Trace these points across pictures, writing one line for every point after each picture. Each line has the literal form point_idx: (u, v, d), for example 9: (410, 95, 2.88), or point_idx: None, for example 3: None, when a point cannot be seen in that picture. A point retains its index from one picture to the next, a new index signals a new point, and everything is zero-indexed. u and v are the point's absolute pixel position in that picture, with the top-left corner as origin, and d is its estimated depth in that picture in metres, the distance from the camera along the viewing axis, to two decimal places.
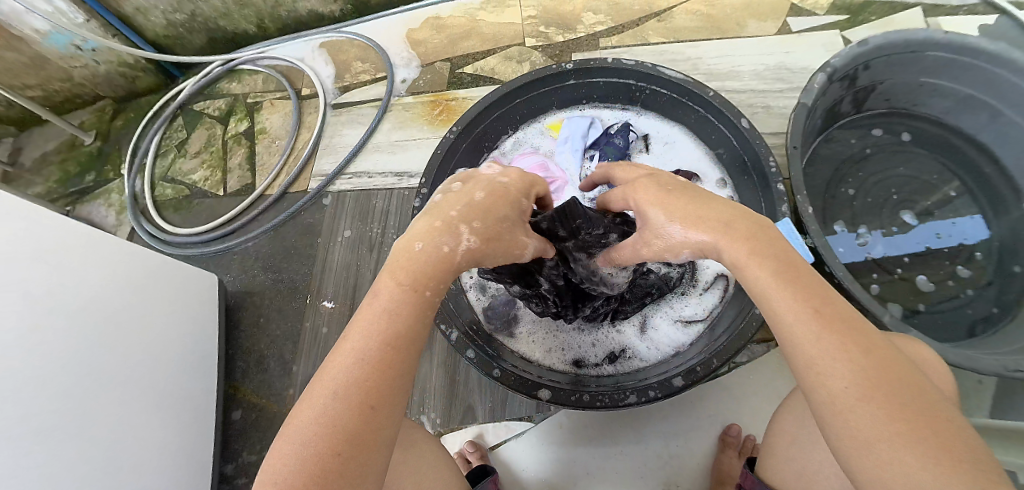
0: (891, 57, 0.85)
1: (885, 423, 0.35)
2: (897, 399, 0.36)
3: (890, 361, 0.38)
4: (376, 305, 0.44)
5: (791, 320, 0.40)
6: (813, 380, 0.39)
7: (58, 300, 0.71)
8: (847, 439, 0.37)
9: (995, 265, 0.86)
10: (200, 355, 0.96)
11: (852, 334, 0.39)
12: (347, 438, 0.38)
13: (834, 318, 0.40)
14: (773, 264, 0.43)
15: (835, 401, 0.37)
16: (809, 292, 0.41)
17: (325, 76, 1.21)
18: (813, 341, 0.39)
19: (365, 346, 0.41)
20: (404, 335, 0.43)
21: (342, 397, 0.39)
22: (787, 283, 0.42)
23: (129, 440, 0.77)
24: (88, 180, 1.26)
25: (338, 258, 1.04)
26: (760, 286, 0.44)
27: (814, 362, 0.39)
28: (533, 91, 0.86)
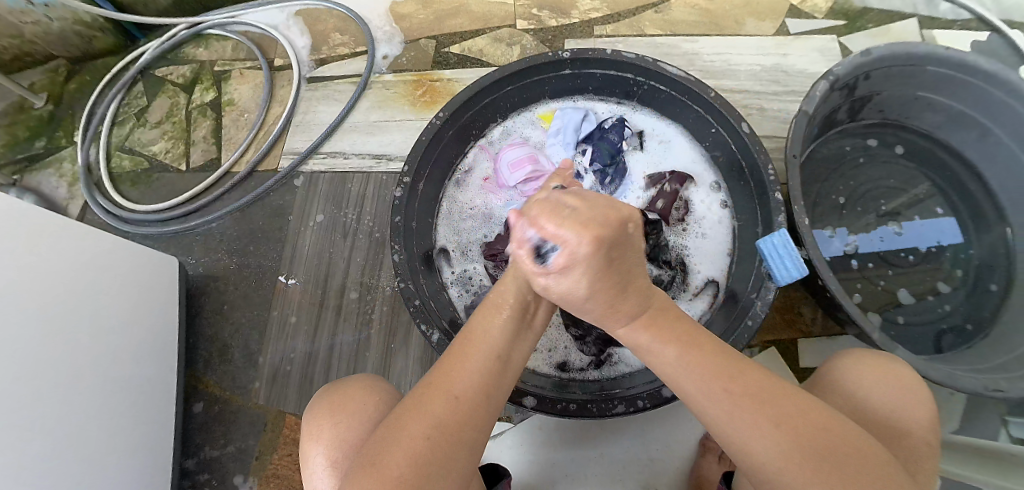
0: (892, 68, 0.84)
1: (766, 431, 0.43)
2: (779, 414, 0.44)
3: (801, 408, 0.44)
4: (489, 326, 0.50)
5: (670, 364, 0.49)
6: (702, 411, 0.47)
7: (8, 283, 0.64)
8: (749, 451, 0.44)
9: (972, 282, 0.88)
10: (162, 344, 0.90)
11: (762, 395, 0.45)
12: (454, 432, 0.43)
13: (744, 385, 0.46)
14: (660, 301, 0.52)
15: (731, 427, 0.44)
16: (682, 334, 0.50)
17: (301, 47, 1.13)
18: (730, 414, 0.45)
19: (487, 369, 0.47)
20: (507, 355, 0.49)
21: (458, 407, 0.44)
22: (697, 362, 0.48)
23: (83, 442, 0.71)
24: (37, 147, 1.15)
25: (311, 244, 0.99)
26: (670, 371, 0.49)
27: (700, 395, 0.46)
28: (525, 78, 0.81)
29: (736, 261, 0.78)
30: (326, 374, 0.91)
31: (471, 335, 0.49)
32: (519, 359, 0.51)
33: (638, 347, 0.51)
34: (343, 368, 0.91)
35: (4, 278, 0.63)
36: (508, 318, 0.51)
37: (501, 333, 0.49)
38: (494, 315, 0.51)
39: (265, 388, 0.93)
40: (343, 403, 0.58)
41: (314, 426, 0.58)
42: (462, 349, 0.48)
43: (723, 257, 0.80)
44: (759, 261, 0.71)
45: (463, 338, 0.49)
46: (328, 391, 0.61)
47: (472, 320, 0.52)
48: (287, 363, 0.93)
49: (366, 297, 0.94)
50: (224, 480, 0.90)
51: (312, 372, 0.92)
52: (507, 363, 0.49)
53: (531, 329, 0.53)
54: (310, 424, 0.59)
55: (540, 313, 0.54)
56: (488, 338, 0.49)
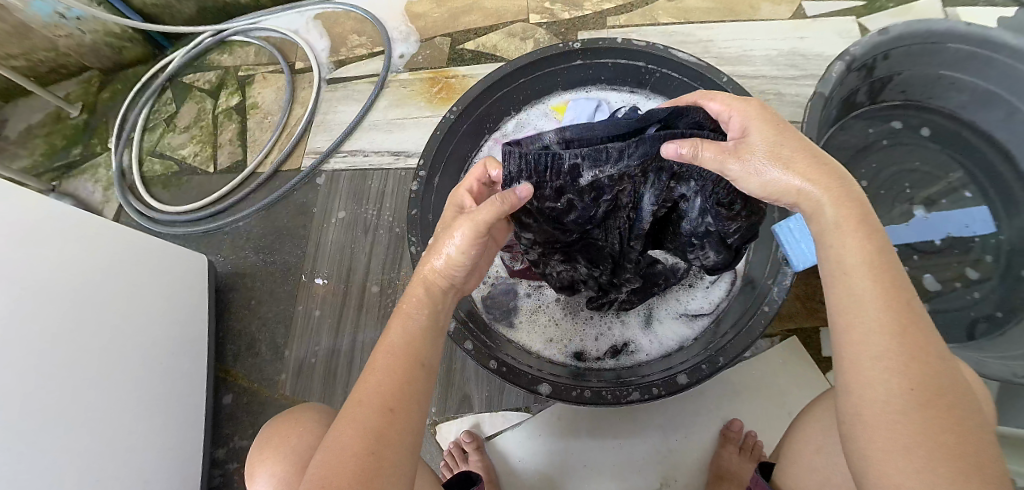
0: (911, 47, 0.83)
1: (915, 428, 0.37)
2: (944, 413, 0.37)
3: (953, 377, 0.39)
4: (403, 334, 0.49)
5: (874, 310, 0.41)
6: (856, 379, 0.40)
7: (40, 284, 0.67)
8: (878, 435, 0.38)
9: (1003, 268, 0.85)
10: (194, 340, 0.94)
11: (926, 340, 0.40)
12: (378, 438, 0.42)
13: (915, 318, 0.41)
14: (877, 244, 0.43)
15: (873, 359, 0.40)
16: (894, 283, 0.42)
17: (320, 49, 1.16)
18: (890, 336, 0.40)
19: (405, 373, 0.46)
20: (427, 360, 0.49)
21: (384, 417, 0.43)
22: (870, 274, 0.42)
23: (116, 432, 0.75)
24: (74, 154, 1.21)
25: (333, 240, 1.01)
26: (848, 266, 0.43)
27: (888, 355, 0.39)
28: (538, 70, 0.82)
29: (753, 247, 0.77)
30: (350, 367, 0.94)
31: (389, 344, 0.49)
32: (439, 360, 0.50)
33: (834, 285, 0.44)
34: (365, 360, 0.94)
35: (36, 278, 0.67)
36: (422, 324, 0.51)
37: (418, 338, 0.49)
38: (406, 322, 0.50)
39: (290, 380, 0.96)
40: (276, 441, 0.61)
41: (258, 460, 0.61)
42: (380, 356, 0.47)
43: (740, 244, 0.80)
44: (775, 247, 0.70)
45: (379, 349, 0.48)
46: (270, 428, 0.64)
47: (391, 327, 0.51)
48: (312, 355, 0.96)
49: (387, 290, 0.97)
50: None
51: (335, 364, 0.94)
52: (425, 366, 0.48)
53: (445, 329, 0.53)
54: (251, 463, 0.62)
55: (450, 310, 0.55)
56: (404, 347, 0.48)
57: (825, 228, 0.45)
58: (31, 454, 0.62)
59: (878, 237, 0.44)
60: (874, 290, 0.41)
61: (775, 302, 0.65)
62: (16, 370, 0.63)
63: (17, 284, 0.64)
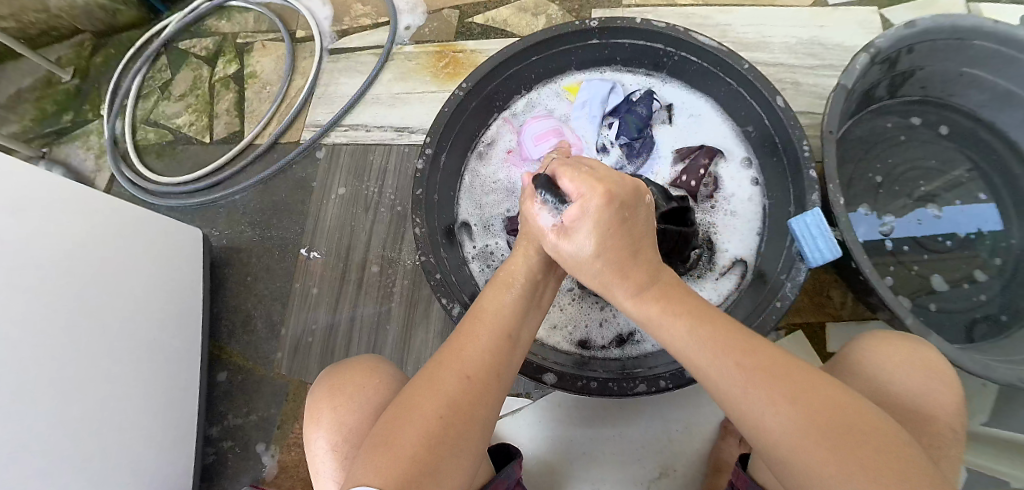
0: (937, 41, 0.80)
1: (799, 425, 0.39)
2: (820, 420, 0.39)
3: (811, 380, 0.42)
4: (499, 304, 0.50)
5: (692, 349, 0.45)
6: (739, 416, 0.42)
7: (32, 254, 0.65)
8: (775, 450, 0.40)
9: (1011, 272, 0.83)
10: (188, 315, 0.92)
11: (769, 361, 0.43)
12: (458, 407, 0.42)
13: (750, 347, 0.44)
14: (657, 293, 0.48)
15: (736, 400, 0.42)
16: (702, 317, 0.46)
17: (323, 18, 1.12)
18: (733, 373, 0.43)
19: (497, 346, 0.47)
20: (517, 333, 0.49)
21: (470, 387, 0.44)
22: (690, 325, 0.46)
23: (107, 409, 0.73)
24: (65, 121, 1.17)
25: (332, 217, 0.99)
26: (668, 337, 0.47)
27: (740, 395, 0.42)
28: (552, 48, 0.79)
29: (766, 239, 0.76)
30: (347, 347, 0.92)
31: (484, 313, 0.50)
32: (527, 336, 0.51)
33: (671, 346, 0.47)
34: (362, 341, 0.92)
35: (29, 247, 0.64)
36: (517, 297, 0.51)
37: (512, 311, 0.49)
38: (502, 293, 0.51)
39: (286, 359, 0.94)
40: (348, 391, 0.58)
41: (318, 405, 0.59)
42: (473, 324, 0.48)
43: (753, 235, 0.78)
44: (791, 240, 0.68)
45: (472, 316, 0.50)
46: (332, 371, 0.62)
47: (482, 298, 0.52)
48: (308, 335, 0.94)
49: (386, 271, 0.94)
50: (247, 448, 0.93)
51: (332, 345, 0.93)
52: (515, 341, 0.49)
53: (536, 308, 0.53)
54: (312, 406, 0.60)
55: (548, 291, 0.56)
56: (498, 318, 0.49)
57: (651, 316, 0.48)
58: (20, 428, 0.61)
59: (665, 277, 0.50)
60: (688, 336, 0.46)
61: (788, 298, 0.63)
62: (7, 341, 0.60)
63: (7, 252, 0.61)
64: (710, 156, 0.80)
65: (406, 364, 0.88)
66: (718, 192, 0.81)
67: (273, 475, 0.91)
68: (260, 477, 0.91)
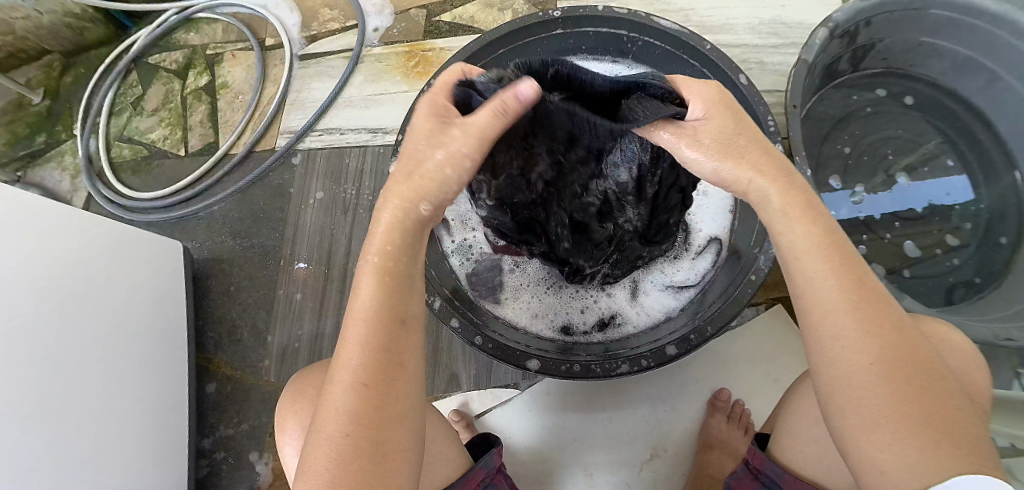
0: (895, 13, 0.82)
1: (889, 402, 0.38)
2: (911, 381, 0.38)
3: (912, 343, 0.40)
4: (370, 293, 0.44)
5: (826, 288, 0.41)
6: (829, 356, 0.41)
7: (14, 277, 0.65)
8: (851, 413, 0.40)
9: (982, 236, 0.86)
10: (173, 328, 0.92)
11: (881, 310, 0.40)
12: (362, 422, 0.41)
13: (869, 292, 0.41)
14: (820, 227, 0.43)
15: (836, 339, 0.40)
16: (847, 262, 0.42)
17: (291, 25, 1.12)
18: (841, 313, 0.40)
19: (376, 342, 0.42)
20: (399, 314, 0.44)
21: (365, 394, 0.41)
22: (819, 256, 0.42)
23: (98, 426, 0.73)
24: (39, 142, 1.16)
25: (312, 222, 0.99)
26: (795, 250, 0.43)
27: (841, 337, 0.40)
28: (519, 40, 0.80)
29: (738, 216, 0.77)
30: (334, 350, 0.92)
31: (353, 310, 0.44)
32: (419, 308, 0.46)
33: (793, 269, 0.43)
34: None
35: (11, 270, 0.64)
36: (388, 276, 0.44)
37: (385, 297, 0.43)
38: (372, 282, 0.44)
39: (274, 366, 0.95)
40: (306, 396, 0.59)
41: (285, 414, 0.60)
42: (348, 326, 0.43)
43: (725, 213, 0.79)
44: None
45: (346, 320, 0.44)
46: (301, 378, 0.62)
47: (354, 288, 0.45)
48: (295, 340, 0.95)
49: None
50: (240, 457, 0.93)
51: (320, 348, 0.93)
52: (403, 322, 0.44)
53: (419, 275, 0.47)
54: (280, 415, 0.61)
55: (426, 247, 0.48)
56: (372, 308, 0.43)
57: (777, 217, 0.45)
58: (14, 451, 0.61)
59: (819, 218, 0.44)
60: (823, 267, 0.42)
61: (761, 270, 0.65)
62: None
63: None
64: None
65: None
66: None
67: (269, 482, 0.91)
68: (255, 485, 0.91)
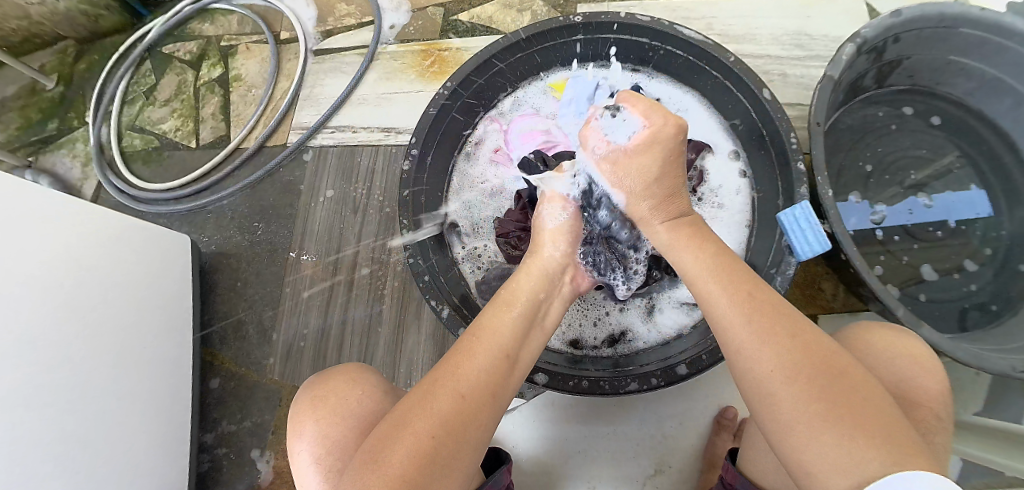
0: (924, 30, 0.80)
1: (804, 400, 0.39)
2: (824, 382, 0.40)
3: (821, 346, 0.42)
4: (501, 322, 0.50)
5: (725, 307, 0.46)
6: (742, 363, 0.44)
7: (24, 271, 0.64)
8: (777, 416, 0.40)
9: (1000, 262, 0.84)
10: (179, 322, 0.92)
11: (774, 313, 0.45)
12: (448, 430, 0.41)
13: (759, 299, 0.46)
14: (708, 251, 0.52)
15: (739, 340, 0.44)
16: (736, 281, 0.48)
17: (306, 19, 1.11)
18: (741, 323, 0.45)
19: (496, 366, 0.46)
20: (515, 354, 0.49)
21: (463, 405, 0.42)
22: (714, 279, 0.49)
23: (103, 420, 0.73)
24: (51, 129, 1.15)
25: (321, 219, 0.98)
26: (697, 271, 0.51)
27: (747, 343, 0.43)
28: (538, 45, 0.78)
29: (755, 233, 0.76)
30: (339, 350, 0.91)
31: (479, 331, 0.49)
32: (526, 361, 0.50)
33: (709, 308, 0.48)
34: (354, 343, 0.91)
35: (21, 264, 0.64)
36: (518, 316, 0.51)
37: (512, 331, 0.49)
38: (504, 313, 0.52)
39: (279, 364, 0.94)
40: (332, 401, 0.57)
41: (302, 416, 0.59)
42: (472, 342, 0.47)
43: (741, 228, 0.78)
44: (779, 234, 0.69)
45: (469, 335, 0.49)
46: (318, 381, 0.61)
47: (483, 318, 0.51)
48: (301, 338, 0.94)
49: (376, 273, 0.94)
50: (242, 454, 0.92)
51: (325, 347, 0.92)
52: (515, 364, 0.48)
53: (536, 327, 0.53)
54: (297, 415, 0.59)
55: (550, 311, 0.57)
56: (498, 335, 0.49)
57: (676, 241, 0.54)
58: (19, 446, 0.61)
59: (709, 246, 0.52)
60: (720, 291, 0.47)
61: (778, 293, 0.64)
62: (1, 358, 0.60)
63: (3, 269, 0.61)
64: (698, 151, 0.79)
65: (400, 366, 0.88)
66: (704, 186, 0.80)
67: (270, 480, 0.90)
68: (256, 483, 0.90)
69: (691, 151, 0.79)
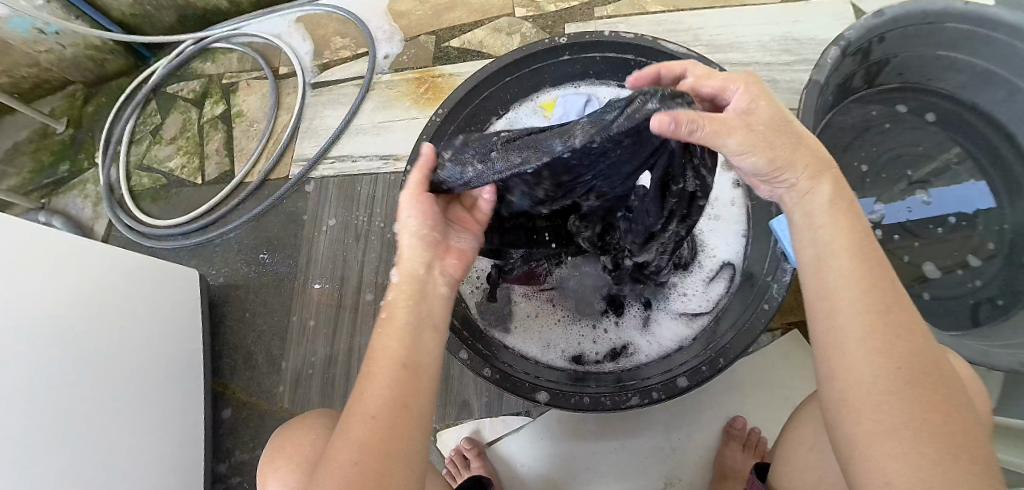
0: (908, 28, 0.81)
1: (903, 405, 0.36)
2: (929, 390, 0.36)
3: (926, 351, 0.39)
4: (385, 339, 0.46)
5: (846, 315, 0.40)
6: (844, 355, 0.39)
7: (38, 315, 0.66)
8: (862, 416, 0.37)
9: (1005, 256, 0.83)
10: (189, 355, 0.93)
11: (894, 311, 0.40)
12: (371, 452, 0.40)
13: (885, 291, 0.41)
14: (848, 228, 0.44)
15: (852, 332, 0.39)
16: (871, 264, 0.42)
17: (304, 53, 1.14)
18: (857, 312, 0.40)
19: (394, 379, 0.43)
20: (413, 360, 0.45)
21: (377, 427, 0.41)
22: (845, 253, 0.43)
23: (119, 455, 0.74)
24: (62, 171, 1.19)
25: (325, 247, 1.00)
26: (830, 238, 0.44)
27: (846, 333, 0.40)
28: (526, 68, 0.81)
29: (751, 241, 0.76)
30: (347, 376, 0.93)
31: (373, 353, 0.46)
32: (431, 359, 0.46)
33: (828, 279, 0.42)
34: (362, 368, 0.92)
35: (38, 305, 0.66)
36: (404, 325, 0.47)
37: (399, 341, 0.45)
38: (390, 328, 0.47)
39: (288, 392, 0.95)
40: (291, 450, 0.59)
41: (268, 471, 0.61)
42: (368, 364, 0.45)
43: (737, 238, 0.78)
44: (774, 240, 0.69)
45: (368, 361, 0.46)
46: (280, 434, 0.63)
47: (372, 343, 0.47)
48: (309, 366, 0.95)
49: (381, 297, 0.95)
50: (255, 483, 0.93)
51: (333, 374, 0.93)
52: (411, 367, 0.45)
53: (430, 325, 0.48)
54: (263, 473, 0.62)
55: (439, 302, 0.50)
56: (388, 351, 0.45)
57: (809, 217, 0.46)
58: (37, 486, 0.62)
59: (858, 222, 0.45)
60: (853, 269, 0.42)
61: (775, 299, 0.64)
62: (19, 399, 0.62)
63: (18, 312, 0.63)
64: None
65: None
66: None
67: None
68: None
69: None
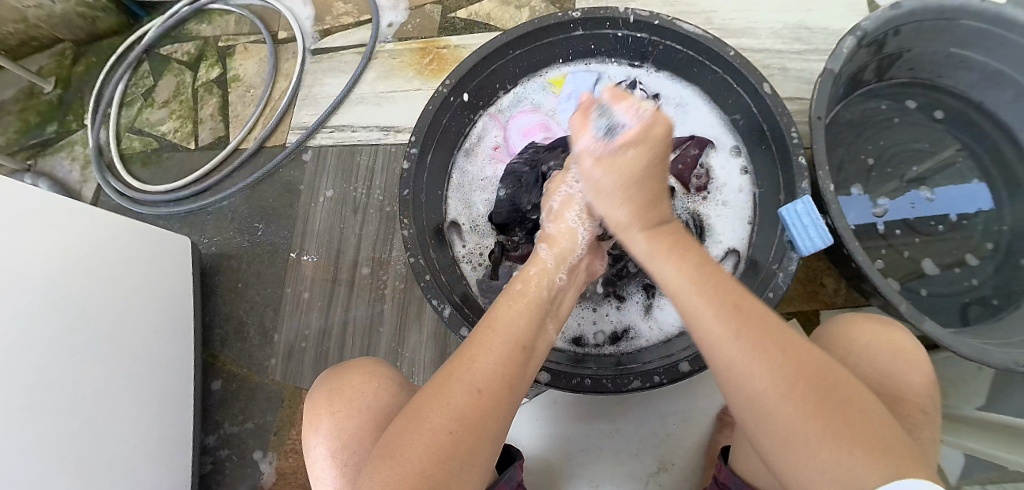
0: (923, 23, 0.79)
1: (801, 418, 0.38)
2: (815, 398, 0.39)
3: (811, 357, 0.41)
4: (513, 315, 0.50)
5: (709, 321, 0.44)
6: (735, 377, 0.42)
7: (34, 276, 0.65)
8: (771, 431, 0.40)
9: (1002, 256, 0.83)
10: (181, 325, 0.91)
11: (767, 329, 0.43)
12: (467, 419, 0.42)
13: (749, 313, 0.44)
14: (691, 264, 0.50)
15: (730, 357, 0.42)
16: (726, 295, 0.46)
17: (304, 18, 1.10)
18: (730, 339, 0.43)
19: (511, 357, 0.46)
20: (530, 345, 0.49)
21: (482, 400, 0.43)
22: (697, 289, 0.47)
23: (108, 422, 0.73)
24: (49, 132, 1.15)
25: (322, 219, 0.98)
26: (678, 283, 0.49)
27: (732, 357, 0.42)
28: (535, 42, 0.78)
29: (757, 228, 0.76)
30: (340, 351, 0.91)
31: (493, 324, 0.49)
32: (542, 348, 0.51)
33: (694, 323, 0.46)
34: (356, 343, 0.91)
35: (34, 266, 0.65)
36: (531, 305, 0.52)
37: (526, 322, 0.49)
38: (517, 305, 0.52)
39: (280, 365, 0.94)
40: (347, 395, 0.57)
41: (318, 411, 0.58)
42: (486, 332, 0.48)
43: (743, 225, 0.78)
44: (782, 229, 0.68)
45: (483, 329, 0.49)
46: (332, 375, 0.61)
47: (491, 313, 0.51)
48: (302, 339, 0.94)
49: (378, 272, 0.93)
50: (245, 455, 0.92)
51: (326, 348, 0.92)
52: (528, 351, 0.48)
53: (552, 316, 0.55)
54: (310, 412, 0.59)
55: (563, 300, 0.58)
56: (512, 327, 0.49)
57: (655, 251, 0.53)
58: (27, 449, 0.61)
59: (691, 257, 0.51)
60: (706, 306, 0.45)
61: (780, 288, 0.64)
62: (14, 360, 0.61)
63: (14, 271, 0.62)
64: (700, 147, 0.80)
65: (402, 366, 0.88)
66: (710, 183, 0.81)
67: (272, 482, 0.90)
68: (259, 484, 0.90)
69: (693, 147, 0.80)
